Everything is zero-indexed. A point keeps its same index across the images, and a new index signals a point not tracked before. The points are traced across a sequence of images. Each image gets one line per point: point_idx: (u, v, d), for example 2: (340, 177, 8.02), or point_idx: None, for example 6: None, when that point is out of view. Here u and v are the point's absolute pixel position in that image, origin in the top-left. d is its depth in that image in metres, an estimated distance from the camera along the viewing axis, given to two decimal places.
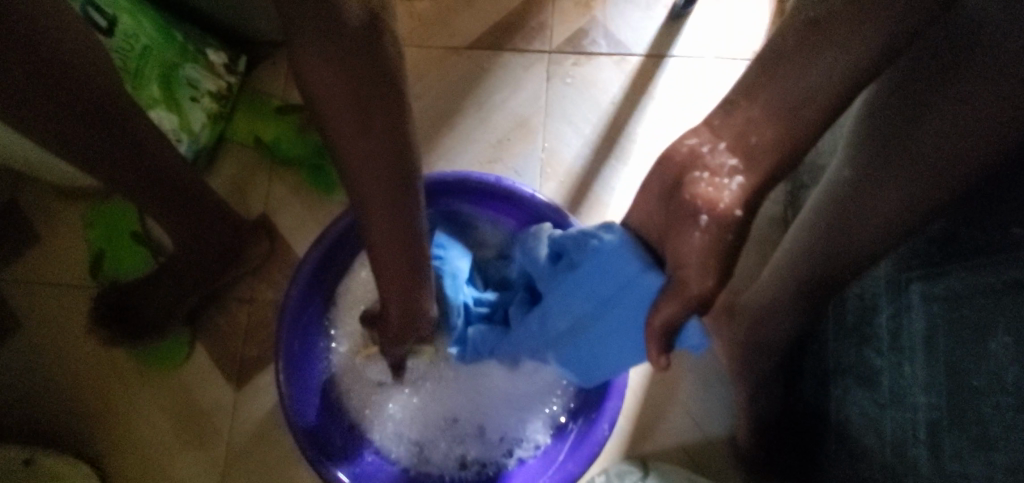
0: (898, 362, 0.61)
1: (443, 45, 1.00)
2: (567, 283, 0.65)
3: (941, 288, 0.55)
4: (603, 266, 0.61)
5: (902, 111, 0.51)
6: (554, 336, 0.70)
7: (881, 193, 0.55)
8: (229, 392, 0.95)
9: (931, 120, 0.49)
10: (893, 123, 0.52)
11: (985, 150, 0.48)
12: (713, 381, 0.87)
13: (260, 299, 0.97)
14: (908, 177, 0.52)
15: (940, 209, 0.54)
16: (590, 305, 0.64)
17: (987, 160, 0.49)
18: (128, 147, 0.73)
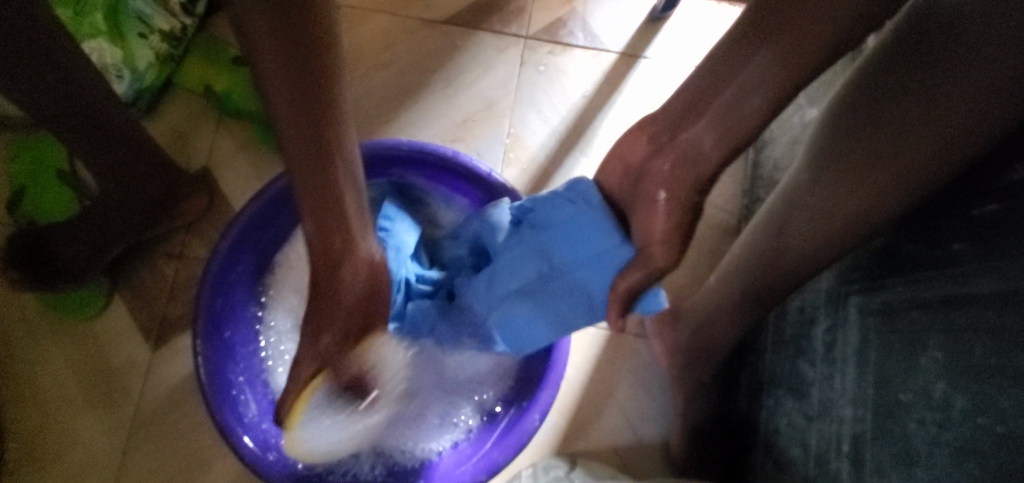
0: (829, 374, 0.61)
1: (417, 16, 0.97)
2: (529, 247, 0.65)
3: (878, 301, 0.55)
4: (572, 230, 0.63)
5: (871, 99, 0.51)
6: (499, 306, 0.67)
7: (841, 190, 0.54)
8: (144, 352, 0.89)
9: (901, 106, 0.49)
10: (862, 110, 0.52)
11: (945, 157, 0.47)
12: (651, 385, 0.86)
13: (191, 256, 0.91)
14: (867, 182, 0.52)
15: (889, 221, 0.54)
16: (549, 270, 0.64)
17: (944, 171, 0.48)
18: (57, 75, 0.67)
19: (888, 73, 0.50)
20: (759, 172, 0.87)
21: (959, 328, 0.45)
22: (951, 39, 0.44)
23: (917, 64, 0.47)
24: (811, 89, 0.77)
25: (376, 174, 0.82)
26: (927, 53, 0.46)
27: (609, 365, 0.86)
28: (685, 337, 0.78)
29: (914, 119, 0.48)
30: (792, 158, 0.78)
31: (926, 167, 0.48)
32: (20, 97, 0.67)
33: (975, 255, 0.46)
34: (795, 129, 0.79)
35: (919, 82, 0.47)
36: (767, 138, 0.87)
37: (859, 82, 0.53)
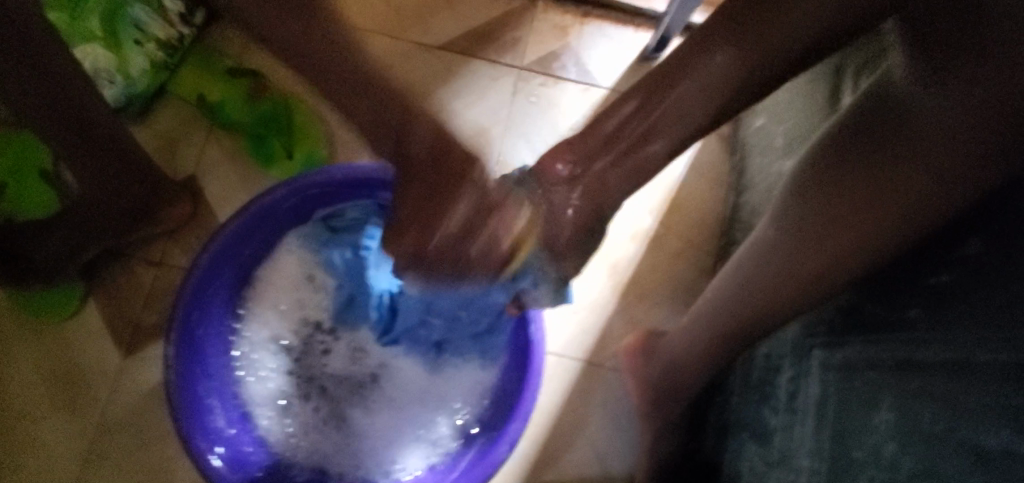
0: (790, 422, 0.62)
1: (414, 40, 0.99)
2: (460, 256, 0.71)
3: (840, 356, 0.57)
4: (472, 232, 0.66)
5: (835, 162, 0.54)
6: None
7: (811, 248, 0.57)
8: (114, 358, 0.88)
9: (866, 170, 0.52)
10: (832, 172, 0.54)
11: (910, 223, 0.50)
12: (622, 419, 0.87)
13: (170, 263, 0.91)
14: (834, 243, 0.55)
15: (853, 280, 0.57)
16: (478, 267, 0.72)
17: (905, 240, 0.52)
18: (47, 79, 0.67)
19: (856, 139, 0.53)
20: (737, 215, 0.89)
21: (912, 395, 0.48)
22: (907, 118, 0.49)
23: (877, 137, 0.51)
24: (788, 141, 0.80)
25: (359, 194, 0.81)
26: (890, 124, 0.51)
27: (581, 396, 0.87)
28: (657, 374, 0.80)
29: (876, 186, 0.51)
30: (767, 206, 0.81)
31: (890, 234, 0.52)
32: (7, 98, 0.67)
33: (932, 327, 0.49)
34: (771, 178, 0.82)
35: (879, 152, 0.51)
36: (746, 183, 0.89)
37: (824, 146, 0.56)
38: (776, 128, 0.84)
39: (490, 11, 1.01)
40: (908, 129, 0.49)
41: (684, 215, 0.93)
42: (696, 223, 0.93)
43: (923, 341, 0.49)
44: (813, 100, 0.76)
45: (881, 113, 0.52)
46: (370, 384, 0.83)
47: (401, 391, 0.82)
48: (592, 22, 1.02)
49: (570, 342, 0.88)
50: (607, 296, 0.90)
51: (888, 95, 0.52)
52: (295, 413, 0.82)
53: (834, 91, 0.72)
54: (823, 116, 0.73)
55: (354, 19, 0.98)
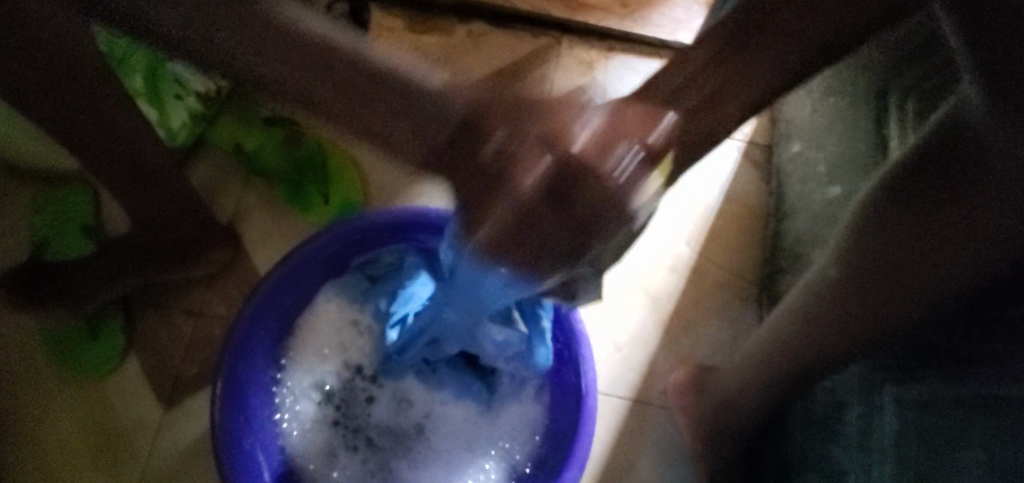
0: (864, 462, 0.60)
1: (444, 81, 1.00)
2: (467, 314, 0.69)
3: (910, 394, 0.57)
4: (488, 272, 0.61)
5: (905, 204, 0.51)
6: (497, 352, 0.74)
7: (890, 286, 0.54)
8: (156, 410, 0.87)
9: (936, 217, 0.50)
10: (885, 209, 0.53)
11: (976, 276, 0.51)
12: (674, 460, 0.83)
13: (210, 311, 0.91)
14: (907, 287, 0.54)
15: (924, 321, 0.56)
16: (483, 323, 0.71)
17: (973, 284, 0.51)
18: (112, 127, 0.69)
19: (910, 183, 0.51)
20: (779, 243, 0.87)
21: (1009, 436, 0.46)
22: (979, 163, 0.47)
23: (939, 189, 0.49)
24: (831, 167, 0.79)
25: (397, 239, 0.81)
26: (957, 169, 0.48)
27: (632, 435, 0.84)
28: (709, 409, 0.77)
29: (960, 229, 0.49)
30: (816, 234, 0.79)
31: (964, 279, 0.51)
32: (79, 143, 0.70)
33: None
34: (815, 206, 0.81)
35: (928, 205, 0.50)
36: (786, 210, 0.88)
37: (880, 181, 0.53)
38: (817, 154, 0.83)
39: (516, 50, 1.03)
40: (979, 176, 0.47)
41: (723, 245, 0.92)
42: (736, 251, 0.92)
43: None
44: (856, 126, 0.75)
45: (945, 157, 0.48)
46: (414, 434, 0.81)
47: (442, 441, 0.81)
48: (617, 55, 1.03)
49: (618, 379, 0.86)
50: (650, 332, 0.88)
51: (956, 131, 0.48)
52: (337, 465, 0.80)
53: (879, 115, 0.71)
54: (871, 142, 0.72)
55: None
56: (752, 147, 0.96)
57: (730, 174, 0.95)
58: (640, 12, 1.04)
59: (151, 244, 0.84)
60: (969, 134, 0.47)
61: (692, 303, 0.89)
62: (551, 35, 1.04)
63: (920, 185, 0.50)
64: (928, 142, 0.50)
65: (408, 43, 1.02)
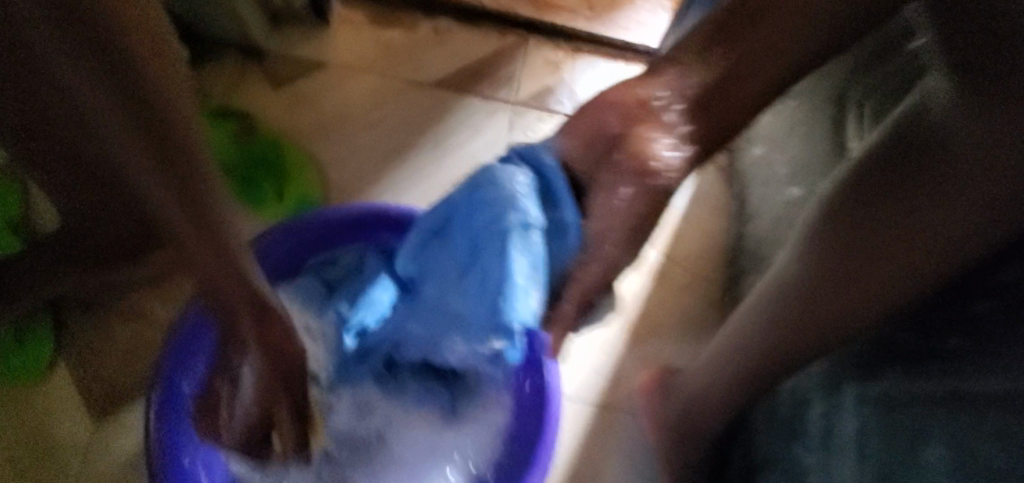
0: (825, 462, 0.60)
1: (408, 78, 0.98)
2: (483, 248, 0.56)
3: (871, 391, 0.56)
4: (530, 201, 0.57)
5: (864, 200, 0.52)
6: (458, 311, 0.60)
7: (846, 284, 0.54)
8: (88, 423, 0.80)
9: (893, 210, 0.50)
10: (851, 200, 0.52)
11: (944, 261, 0.50)
12: (641, 466, 0.82)
13: (149, 315, 0.85)
14: (875, 278, 0.52)
15: (889, 316, 0.54)
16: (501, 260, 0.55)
17: (941, 272, 0.50)
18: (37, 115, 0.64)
19: (876, 168, 0.51)
20: (743, 245, 0.88)
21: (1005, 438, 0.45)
22: (947, 147, 0.47)
23: (909, 173, 0.49)
24: (792, 169, 0.80)
25: (358, 237, 0.80)
26: (929, 154, 0.48)
27: (597, 440, 0.82)
28: (675, 410, 0.76)
29: (914, 219, 0.49)
30: (778, 236, 0.80)
31: (920, 273, 0.51)
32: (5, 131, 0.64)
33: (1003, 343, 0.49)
34: (776, 208, 0.82)
35: (894, 188, 0.50)
36: (749, 212, 0.88)
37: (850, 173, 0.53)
38: (778, 156, 0.84)
39: (482, 48, 1.01)
40: (949, 155, 0.47)
41: (689, 247, 0.92)
42: (700, 253, 0.92)
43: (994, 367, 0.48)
44: (816, 129, 0.77)
45: (915, 144, 0.49)
46: (373, 443, 0.79)
47: (401, 450, 0.78)
48: (584, 56, 1.03)
49: (584, 383, 0.85)
50: (617, 334, 0.87)
51: (924, 120, 0.49)
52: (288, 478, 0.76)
53: (838, 118, 0.73)
54: (830, 144, 0.73)
55: (344, 58, 0.98)
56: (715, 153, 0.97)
57: (692, 177, 0.95)
58: (606, 14, 1.04)
59: (82, 250, 0.77)
60: (934, 114, 0.48)
61: (657, 305, 0.89)
62: (517, 34, 1.03)
63: (885, 168, 0.51)
64: (885, 139, 0.51)
65: (370, 37, 0.99)
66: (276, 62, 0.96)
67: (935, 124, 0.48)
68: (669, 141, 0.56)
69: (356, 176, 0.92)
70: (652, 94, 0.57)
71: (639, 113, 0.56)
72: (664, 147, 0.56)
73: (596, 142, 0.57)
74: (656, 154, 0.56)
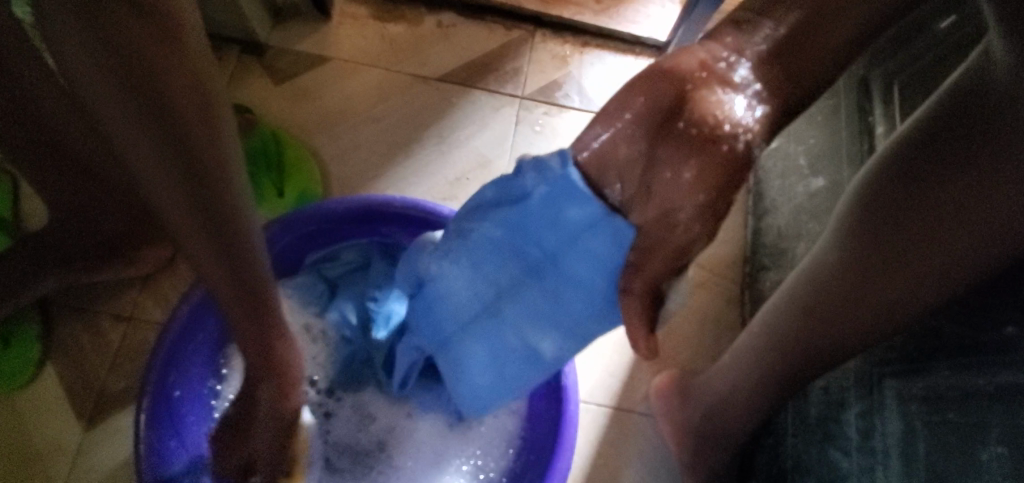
0: (868, 466, 0.55)
1: (411, 72, 0.95)
2: (481, 318, 0.57)
3: (918, 387, 0.52)
4: (548, 216, 0.52)
5: (908, 177, 0.47)
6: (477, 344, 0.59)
7: (891, 267, 0.49)
8: (75, 430, 0.76)
9: (946, 186, 0.45)
10: (895, 177, 0.48)
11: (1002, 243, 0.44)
12: (660, 473, 0.77)
13: (141, 316, 0.81)
14: (921, 266, 0.47)
15: (937, 305, 0.50)
16: (519, 310, 0.55)
17: (996, 256, 0.45)
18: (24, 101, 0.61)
19: (924, 140, 0.46)
20: (761, 240, 0.84)
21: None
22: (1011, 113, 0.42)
23: (963, 144, 0.44)
24: (813, 159, 0.77)
25: (359, 233, 0.75)
26: (988, 120, 0.43)
27: (613, 447, 0.78)
28: (695, 414, 0.71)
29: (971, 192, 0.44)
30: (801, 229, 0.76)
31: (978, 254, 0.45)
32: None
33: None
34: (798, 199, 0.78)
35: (946, 161, 0.45)
36: (768, 206, 0.84)
37: (896, 147, 0.49)
38: (796, 147, 0.80)
39: (487, 42, 0.98)
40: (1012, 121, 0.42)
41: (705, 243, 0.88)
42: (717, 250, 0.87)
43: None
44: (838, 116, 0.73)
45: (973, 110, 0.44)
46: (374, 452, 0.73)
47: (405, 459, 0.73)
48: (592, 50, 1.00)
49: (598, 386, 0.80)
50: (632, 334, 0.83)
51: (984, 82, 0.44)
52: None
53: (863, 103, 0.70)
54: (855, 130, 0.70)
55: (346, 52, 0.95)
56: None
57: None
58: (613, 8, 1.02)
59: (83, 243, 0.75)
60: (994, 75, 0.43)
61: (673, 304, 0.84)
62: (523, 28, 1.00)
63: (934, 140, 0.46)
64: (942, 103, 0.46)
65: (372, 31, 0.96)
66: (275, 57, 0.93)
67: (994, 84, 0.43)
68: (748, 97, 0.42)
69: (358, 172, 0.88)
70: (717, 55, 0.43)
71: (699, 76, 0.43)
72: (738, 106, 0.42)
73: (655, 112, 0.44)
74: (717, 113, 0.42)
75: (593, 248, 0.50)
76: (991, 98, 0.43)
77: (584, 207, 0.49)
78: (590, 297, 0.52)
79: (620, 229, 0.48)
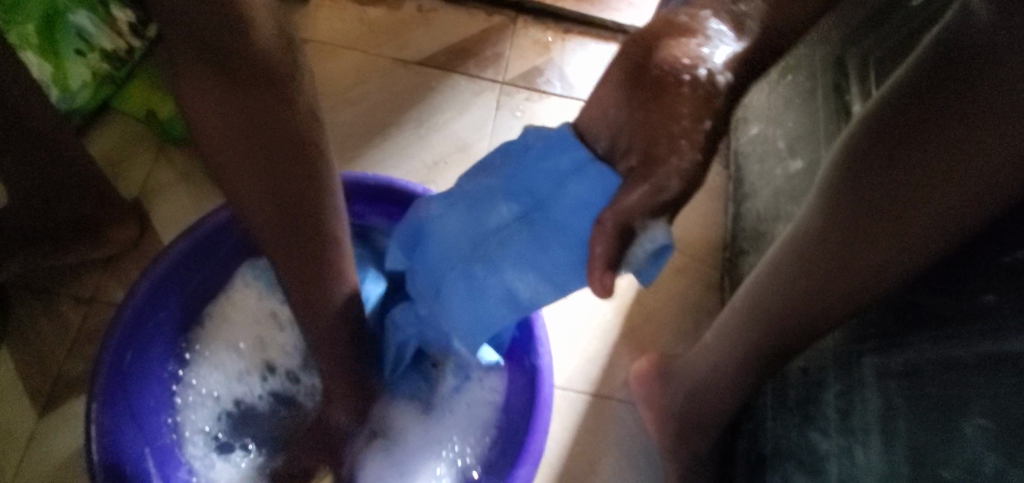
0: (847, 446, 0.54)
1: (389, 56, 0.93)
2: (467, 268, 0.50)
3: (896, 361, 0.50)
4: (533, 170, 0.48)
5: (885, 138, 0.46)
6: (458, 298, 0.50)
7: (875, 234, 0.48)
8: (28, 417, 0.72)
9: (927, 145, 0.44)
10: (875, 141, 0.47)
11: (977, 206, 0.43)
12: (640, 458, 0.75)
13: (102, 298, 0.78)
14: (900, 236, 0.47)
15: (912, 275, 0.49)
16: (506, 255, 0.48)
17: (972, 220, 0.44)
18: None
19: (905, 102, 0.45)
20: (742, 226, 0.83)
21: None
22: (990, 72, 0.41)
23: (943, 108, 0.43)
24: (793, 143, 0.76)
25: None
26: (966, 79, 0.42)
27: (591, 435, 0.75)
28: (675, 400, 0.70)
29: (951, 150, 0.43)
30: (779, 212, 0.75)
31: (956, 217, 0.44)
32: None
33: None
34: (776, 183, 0.77)
35: (928, 124, 0.44)
36: (748, 192, 0.84)
37: (875, 112, 0.47)
38: (776, 130, 0.80)
39: (467, 27, 0.97)
40: (993, 75, 0.41)
41: (685, 229, 0.86)
42: (699, 236, 0.86)
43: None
44: (817, 97, 0.73)
45: (948, 70, 0.43)
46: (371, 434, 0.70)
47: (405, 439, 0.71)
48: (574, 37, 0.99)
49: (576, 373, 0.78)
50: (612, 322, 0.81)
51: (959, 39, 0.42)
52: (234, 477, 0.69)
53: (839, 82, 0.69)
54: (832, 110, 0.69)
55: (323, 34, 0.93)
56: None
57: None
58: None
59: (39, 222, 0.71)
60: (972, 31, 0.42)
61: (653, 290, 0.83)
62: (505, 15, 0.99)
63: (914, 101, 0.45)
64: (922, 58, 0.44)
65: (351, 14, 0.95)
66: None
67: (975, 35, 0.41)
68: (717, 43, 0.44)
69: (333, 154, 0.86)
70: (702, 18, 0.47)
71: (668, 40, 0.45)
72: (715, 51, 0.44)
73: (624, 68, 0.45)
74: (691, 55, 0.43)
75: (579, 194, 0.46)
76: (969, 53, 0.42)
77: (570, 153, 0.46)
78: (572, 244, 0.46)
79: (603, 176, 0.45)
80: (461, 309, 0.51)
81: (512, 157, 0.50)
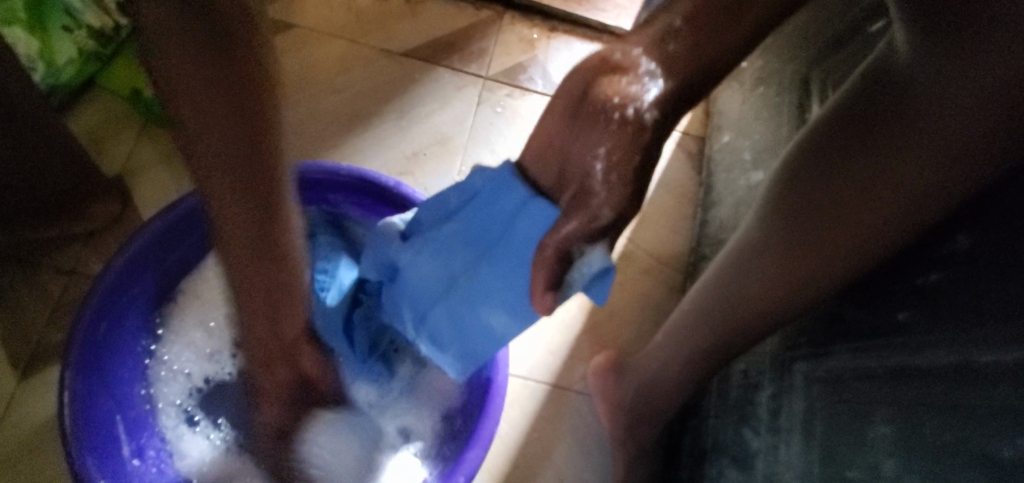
0: (773, 444, 0.58)
1: (375, 46, 0.95)
2: (444, 299, 0.57)
3: (823, 369, 0.54)
4: (485, 208, 0.54)
5: (820, 161, 0.50)
6: (440, 324, 0.58)
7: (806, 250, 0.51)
8: (8, 379, 0.75)
9: (849, 168, 0.48)
10: (812, 162, 0.50)
11: (897, 227, 0.46)
12: (591, 447, 0.79)
13: (82, 269, 0.81)
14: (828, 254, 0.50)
15: (838, 288, 0.52)
16: (476, 288, 0.55)
17: (893, 241, 0.47)
18: None
19: (838, 129, 0.49)
20: (706, 231, 0.86)
21: (924, 405, 0.41)
22: (911, 105, 0.44)
23: (868, 136, 0.47)
24: (756, 154, 0.78)
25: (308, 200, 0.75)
26: (889, 110, 0.45)
27: (546, 423, 0.79)
28: (626, 394, 0.73)
29: (875, 176, 0.46)
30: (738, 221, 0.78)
31: (877, 240, 0.48)
32: None
33: (931, 321, 0.44)
34: (739, 192, 0.80)
35: (856, 150, 0.48)
36: (714, 199, 0.87)
37: (812, 136, 0.51)
38: (744, 141, 0.82)
39: (454, 21, 0.98)
40: (914, 106, 0.44)
41: (652, 230, 0.90)
42: (665, 238, 0.89)
43: (939, 339, 0.42)
44: (782, 112, 0.75)
45: (875, 102, 0.46)
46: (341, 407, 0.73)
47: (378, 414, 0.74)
48: (559, 36, 1.01)
49: (536, 364, 0.82)
50: (575, 317, 0.84)
51: (888, 74, 0.46)
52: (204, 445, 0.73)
53: (802, 99, 0.72)
54: (793, 126, 0.72)
55: (311, 21, 0.95)
56: (687, 139, 0.95)
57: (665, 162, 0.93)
58: None
59: None
60: (900, 66, 0.45)
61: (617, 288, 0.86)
62: (492, 10, 1.00)
63: (846, 128, 0.48)
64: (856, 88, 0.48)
65: (340, 2, 0.96)
66: None
67: (900, 70, 0.45)
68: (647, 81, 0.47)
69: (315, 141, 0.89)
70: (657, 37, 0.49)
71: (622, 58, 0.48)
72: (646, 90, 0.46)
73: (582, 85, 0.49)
74: (622, 92, 0.46)
75: (527, 230, 0.53)
76: (893, 87, 0.45)
77: (513, 195, 0.53)
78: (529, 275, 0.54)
79: (544, 211, 0.52)
80: (444, 333, 0.58)
81: (467, 197, 0.56)
